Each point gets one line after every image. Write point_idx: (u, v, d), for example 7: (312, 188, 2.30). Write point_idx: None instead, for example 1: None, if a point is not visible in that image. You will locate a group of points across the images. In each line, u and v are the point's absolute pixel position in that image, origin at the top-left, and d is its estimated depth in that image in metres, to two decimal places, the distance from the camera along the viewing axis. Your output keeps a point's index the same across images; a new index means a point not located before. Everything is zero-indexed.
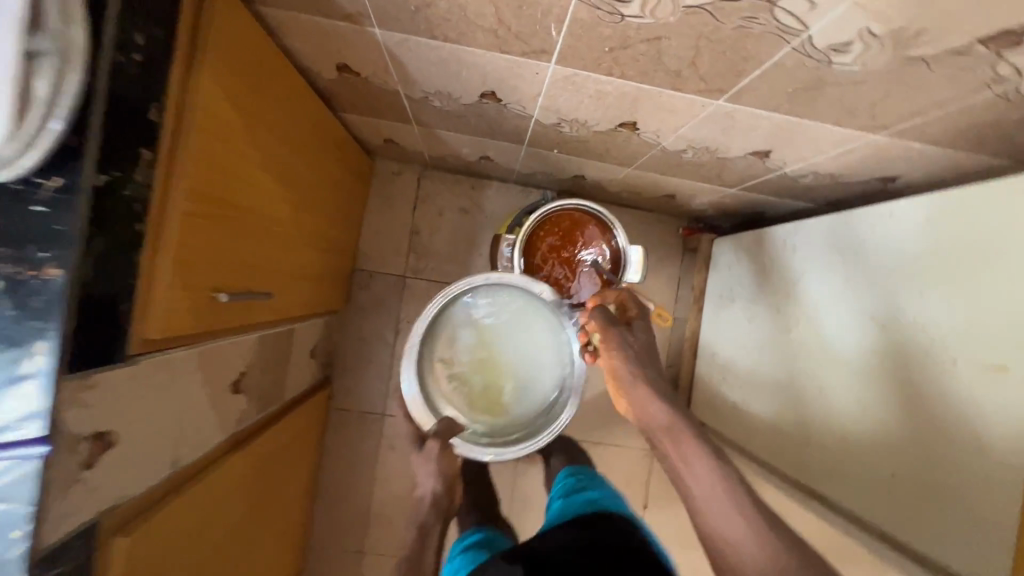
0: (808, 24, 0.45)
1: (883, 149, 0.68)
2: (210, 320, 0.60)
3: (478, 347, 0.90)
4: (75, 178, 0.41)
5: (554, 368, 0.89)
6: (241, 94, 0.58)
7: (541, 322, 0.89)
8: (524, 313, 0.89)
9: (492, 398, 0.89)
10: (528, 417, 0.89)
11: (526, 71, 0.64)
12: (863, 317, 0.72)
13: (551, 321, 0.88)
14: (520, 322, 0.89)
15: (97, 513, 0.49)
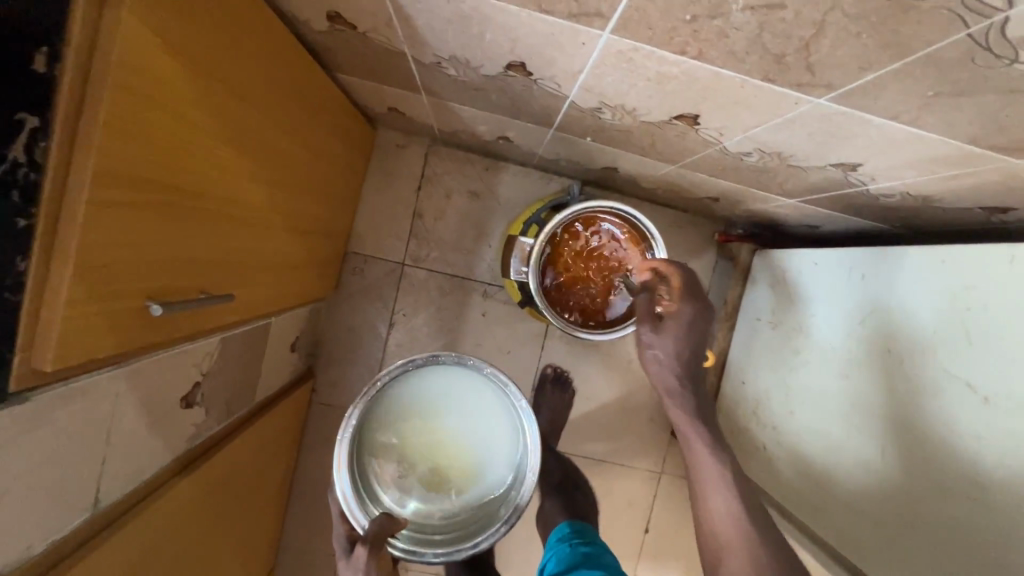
0: (1015, 2, 0.30)
1: (1016, 176, 0.53)
2: (144, 336, 0.48)
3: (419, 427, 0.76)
4: None
5: (504, 453, 0.78)
6: (188, 47, 0.43)
7: (493, 400, 0.78)
8: (475, 388, 0.78)
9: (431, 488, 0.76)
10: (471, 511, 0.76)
11: (568, 40, 0.49)
12: (961, 389, 0.59)
13: (504, 399, 0.78)
14: (471, 398, 0.78)
15: None
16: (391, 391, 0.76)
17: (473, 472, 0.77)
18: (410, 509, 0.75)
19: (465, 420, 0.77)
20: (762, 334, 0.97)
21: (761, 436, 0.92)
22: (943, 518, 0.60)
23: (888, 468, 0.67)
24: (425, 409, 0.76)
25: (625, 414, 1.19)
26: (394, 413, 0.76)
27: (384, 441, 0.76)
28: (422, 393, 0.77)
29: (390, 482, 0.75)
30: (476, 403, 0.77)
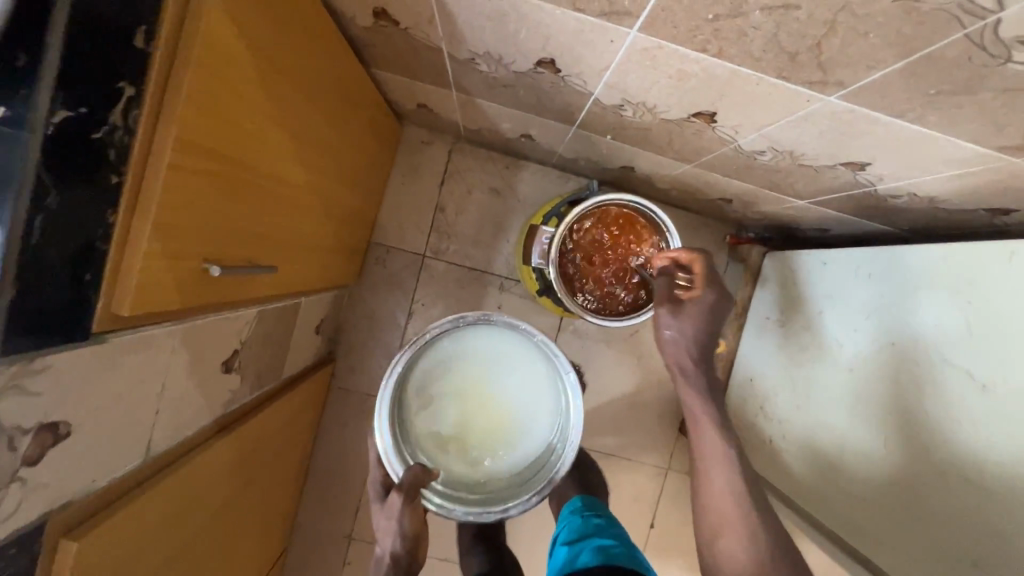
0: (1005, 4, 0.33)
1: (1016, 176, 0.56)
2: (201, 295, 0.52)
3: (466, 384, 0.80)
4: (23, 112, 0.33)
5: (544, 424, 0.81)
6: (256, 33, 0.48)
7: (539, 370, 0.81)
8: (524, 355, 0.81)
9: (469, 445, 0.79)
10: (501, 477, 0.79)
11: (598, 37, 0.53)
12: (962, 378, 0.62)
13: (550, 370, 0.81)
14: (518, 364, 0.81)
15: (43, 513, 0.41)
16: (439, 348, 0.80)
17: (508, 433, 0.80)
18: (444, 460, 0.78)
19: (510, 385, 0.80)
20: (771, 331, 1.00)
21: (770, 431, 0.94)
22: (945, 502, 0.63)
23: (887, 455, 0.70)
24: (474, 367, 0.80)
25: (634, 409, 1.21)
26: (438, 369, 0.80)
27: (426, 394, 0.79)
28: (475, 351, 0.80)
29: (428, 433, 0.78)
30: (523, 369, 0.81)
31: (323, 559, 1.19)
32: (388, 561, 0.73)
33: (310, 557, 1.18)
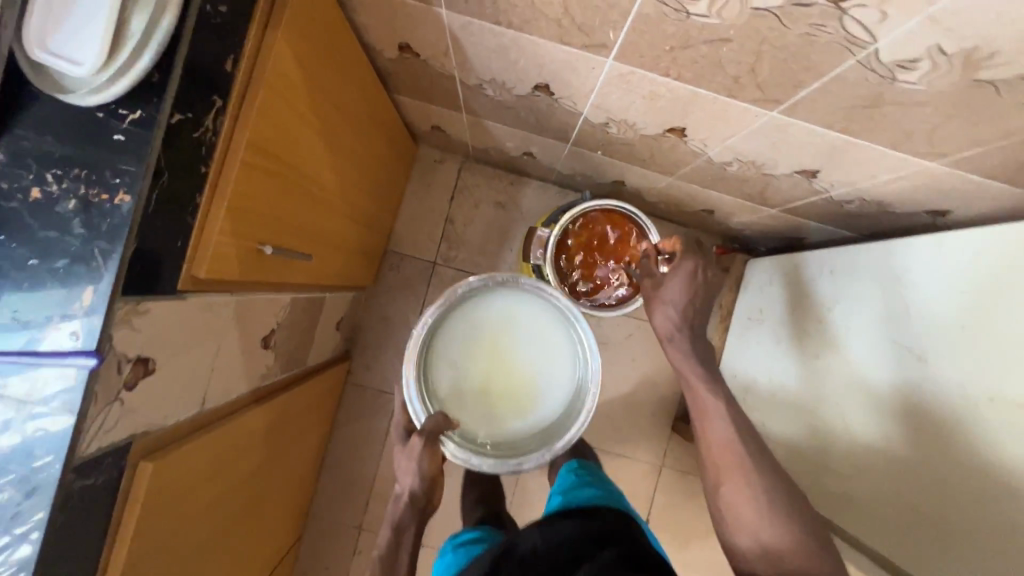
0: (877, 37, 0.44)
1: (938, 179, 0.66)
2: (252, 271, 0.62)
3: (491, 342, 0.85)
4: (153, 114, 0.44)
5: (563, 385, 0.86)
6: (307, 60, 0.60)
7: (559, 334, 0.86)
8: (546, 320, 0.86)
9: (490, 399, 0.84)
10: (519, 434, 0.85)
11: (583, 65, 0.65)
12: (896, 350, 0.69)
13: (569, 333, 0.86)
14: (541, 327, 0.86)
15: (131, 434, 0.51)
16: (471, 306, 0.85)
17: (527, 394, 0.85)
18: (463, 413, 0.83)
19: (531, 346, 0.86)
20: (755, 328, 1.09)
21: (756, 418, 1.02)
22: (887, 462, 0.69)
23: (845, 426, 0.77)
24: (500, 326, 0.85)
25: (629, 408, 1.29)
26: (467, 327, 0.85)
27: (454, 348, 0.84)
28: (501, 311, 0.85)
29: (451, 385, 0.84)
30: (545, 333, 0.86)
31: (335, 547, 1.26)
32: (406, 499, 0.77)
33: (323, 545, 1.25)
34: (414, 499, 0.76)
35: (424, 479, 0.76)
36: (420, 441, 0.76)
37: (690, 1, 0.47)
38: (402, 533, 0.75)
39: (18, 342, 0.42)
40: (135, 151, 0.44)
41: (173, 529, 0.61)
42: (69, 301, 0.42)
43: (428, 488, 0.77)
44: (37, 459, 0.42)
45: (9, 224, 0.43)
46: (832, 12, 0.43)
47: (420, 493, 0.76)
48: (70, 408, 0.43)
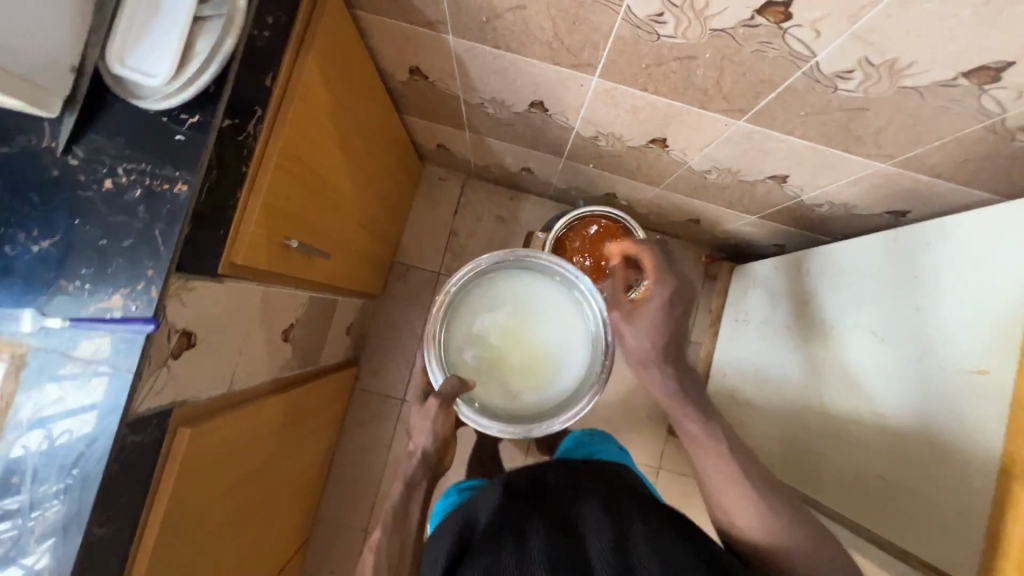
0: (815, 51, 0.53)
1: (891, 179, 0.74)
2: (279, 264, 0.69)
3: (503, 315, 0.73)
4: (208, 118, 0.52)
5: (575, 365, 0.72)
6: (331, 78, 0.69)
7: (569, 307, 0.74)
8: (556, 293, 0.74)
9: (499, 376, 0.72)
10: (528, 412, 0.71)
11: (573, 83, 0.74)
12: (867, 331, 0.76)
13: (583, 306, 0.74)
14: (554, 301, 0.74)
15: (173, 401, 0.57)
16: (491, 278, 0.75)
17: (540, 371, 0.72)
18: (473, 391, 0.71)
19: (544, 322, 0.73)
20: (743, 331, 1.15)
21: (744, 413, 1.06)
22: (854, 434, 0.74)
23: (820, 406, 0.82)
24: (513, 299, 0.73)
25: (625, 411, 1.35)
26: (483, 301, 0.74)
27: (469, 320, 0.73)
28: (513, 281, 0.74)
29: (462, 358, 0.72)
30: (558, 307, 0.73)
31: (341, 550, 1.28)
32: (417, 459, 0.68)
33: (329, 548, 1.28)
34: (427, 460, 0.68)
35: (440, 439, 0.69)
36: (437, 405, 0.67)
37: (659, 24, 0.56)
38: (412, 493, 0.66)
39: (88, 310, 0.49)
40: (192, 149, 0.52)
41: (202, 498, 0.66)
42: (133, 274, 0.50)
43: (442, 447, 0.69)
44: (100, 412, 0.49)
45: (84, 210, 0.50)
46: (776, 31, 0.52)
47: (435, 452, 0.69)
48: (129, 367, 0.49)
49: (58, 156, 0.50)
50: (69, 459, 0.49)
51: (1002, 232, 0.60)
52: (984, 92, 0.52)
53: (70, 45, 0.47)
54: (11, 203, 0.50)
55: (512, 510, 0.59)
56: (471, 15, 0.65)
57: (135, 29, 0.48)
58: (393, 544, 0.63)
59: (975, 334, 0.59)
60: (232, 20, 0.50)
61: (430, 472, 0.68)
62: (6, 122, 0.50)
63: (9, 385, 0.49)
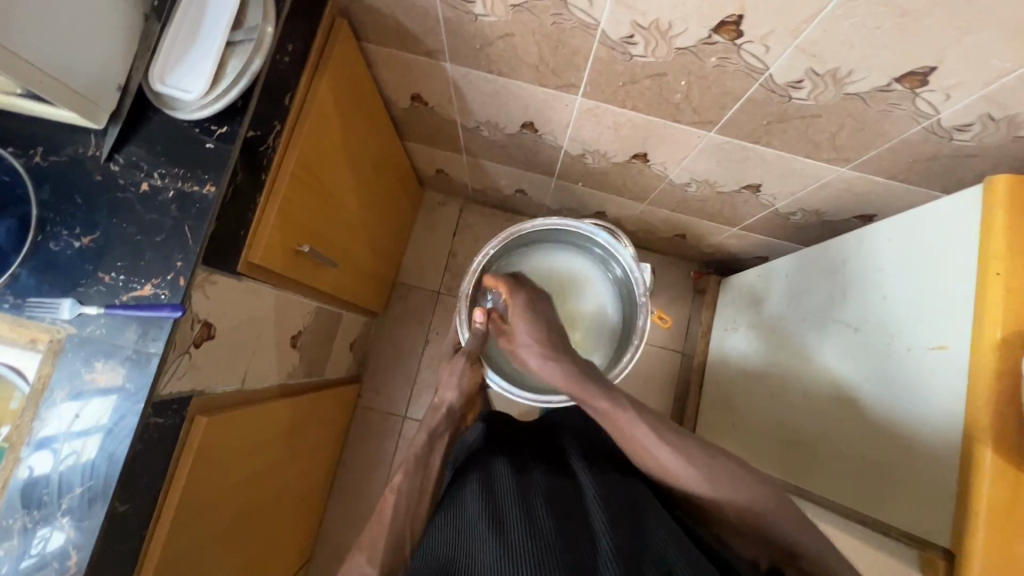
0: (768, 64, 0.61)
1: (853, 183, 0.81)
2: (292, 268, 0.75)
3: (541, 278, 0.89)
4: (234, 129, 0.59)
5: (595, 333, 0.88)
6: (341, 102, 0.77)
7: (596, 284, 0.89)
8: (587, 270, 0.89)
9: None
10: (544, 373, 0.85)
11: (558, 103, 0.82)
12: (845, 324, 0.81)
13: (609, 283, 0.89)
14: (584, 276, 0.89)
15: (192, 388, 0.62)
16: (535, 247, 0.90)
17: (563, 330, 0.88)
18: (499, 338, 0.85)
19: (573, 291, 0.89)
20: (729, 338, 1.20)
21: (730, 414, 1.09)
22: (835, 420, 0.77)
23: (803, 398, 0.86)
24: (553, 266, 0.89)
25: None
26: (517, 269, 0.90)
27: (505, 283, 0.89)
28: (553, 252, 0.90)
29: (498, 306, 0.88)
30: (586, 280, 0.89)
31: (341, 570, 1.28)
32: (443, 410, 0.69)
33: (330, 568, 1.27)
34: (450, 414, 0.69)
35: (462, 394, 0.72)
36: (464, 362, 0.74)
37: (631, 45, 0.64)
38: (435, 440, 0.64)
39: (122, 298, 0.55)
40: (219, 155, 0.58)
41: (214, 490, 0.69)
42: (164, 266, 0.55)
43: (463, 403, 0.72)
44: (128, 391, 0.53)
45: (122, 210, 0.56)
46: (731, 47, 0.60)
47: (458, 409, 0.71)
48: (156, 349, 0.54)
49: (101, 163, 0.57)
50: (98, 436, 0.53)
51: (949, 222, 0.66)
52: (917, 95, 0.59)
53: (119, 67, 0.54)
54: (58, 204, 0.56)
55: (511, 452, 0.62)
56: (466, 43, 0.73)
57: (176, 54, 0.56)
58: (414, 488, 0.58)
59: (937, 313, 0.64)
60: (260, 44, 0.57)
61: (452, 428, 0.68)
62: (57, 135, 0.57)
63: (47, 367, 0.54)
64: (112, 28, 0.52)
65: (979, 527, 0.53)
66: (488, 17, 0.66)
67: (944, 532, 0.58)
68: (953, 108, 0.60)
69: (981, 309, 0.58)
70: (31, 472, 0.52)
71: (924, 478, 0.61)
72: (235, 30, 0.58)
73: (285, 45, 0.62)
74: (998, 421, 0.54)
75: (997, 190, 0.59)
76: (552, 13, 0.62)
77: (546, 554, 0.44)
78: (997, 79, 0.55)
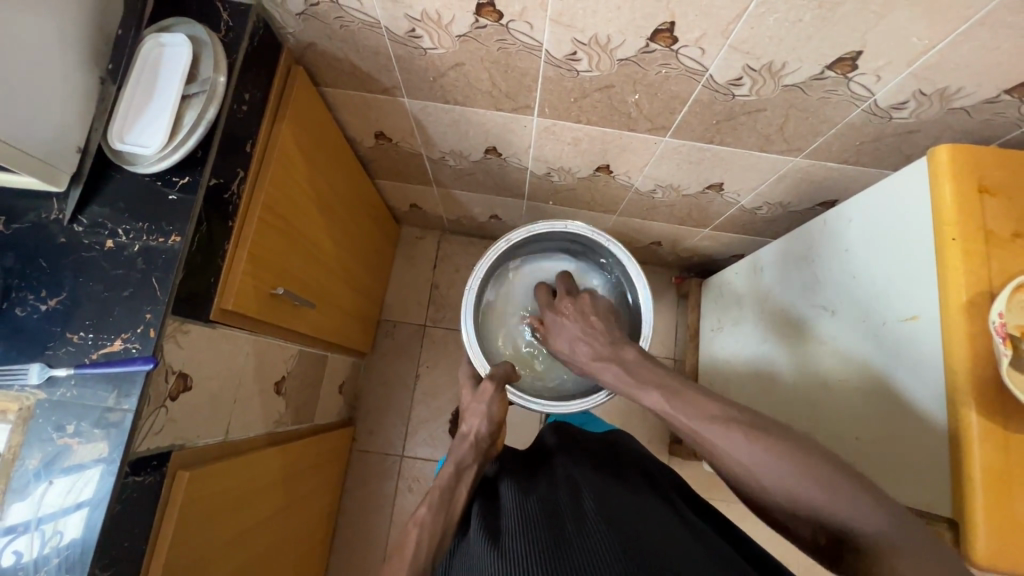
0: (706, 65, 0.63)
1: (809, 171, 0.83)
2: (269, 311, 0.75)
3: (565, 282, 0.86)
4: (197, 178, 0.59)
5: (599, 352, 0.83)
6: (305, 145, 0.78)
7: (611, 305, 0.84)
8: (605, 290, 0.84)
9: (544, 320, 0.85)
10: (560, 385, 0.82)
11: (517, 125, 0.84)
12: (826, 307, 0.81)
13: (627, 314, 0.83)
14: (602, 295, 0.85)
15: (170, 442, 0.60)
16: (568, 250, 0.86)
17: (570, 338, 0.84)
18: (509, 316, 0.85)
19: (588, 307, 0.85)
20: (717, 337, 1.20)
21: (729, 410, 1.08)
22: (829, 404, 0.77)
23: (798, 387, 0.85)
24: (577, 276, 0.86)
25: None
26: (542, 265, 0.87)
27: (523, 276, 0.86)
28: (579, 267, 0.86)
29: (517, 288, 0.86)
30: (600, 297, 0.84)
31: None
32: (472, 440, 0.63)
33: None
34: (480, 443, 0.63)
35: (494, 424, 0.66)
36: (495, 386, 0.69)
37: (576, 61, 0.66)
38: (463, 472, 0.60)
39: (92, 356, 0.54)
40: (183, 204, 0.59)
41: (204, 546, 0.67)
42: (134, 321, 0.55)
43: (494, 433, 0.65)
44: (102, 450, 0.52)
45: (87, 268, 0.57)
46: (670, 53, 0.63)
47: (489, 437, 0.65)
48: (129, 406, 0.53)
49: (64, 226, 0.58)
50: (74, 501, 0.51)
51: (900, 193, 0.68)
52: (850, 80, 0.63)
53: (77, 131, 0.55)
54: (23, 272, 0.56)
55: (507, 474, 0.61)
56: (420, 77, 0.75)
57: (134, 114, 0.58)
58: (438, 521, 0.54)
59: (908, 283, 0.65)
60: (214, 93, 0.59)
61: (482, 458, 0.63)
62: (19, 203, 0.58)
63: (18, 437, 0.53)
64: (70, 94, 0.54)
65: (977, 494, 0.53)
66: (436, 50, 0.69)
67: (944, 504, 0.57)
68: (887, 88, 0.63)
69: (944, 280, 0.59)
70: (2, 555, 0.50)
71: (916, 447, 0.61)
72: (190, 82, 0.59)
73: (242, 95, 0.64)
74: (978, 385, 0.55)
75: (938, 160, 0.62)
76: (497, 39, 0.65)
77: (542, 558, 0.43)
78: (920, 57, 0.58)
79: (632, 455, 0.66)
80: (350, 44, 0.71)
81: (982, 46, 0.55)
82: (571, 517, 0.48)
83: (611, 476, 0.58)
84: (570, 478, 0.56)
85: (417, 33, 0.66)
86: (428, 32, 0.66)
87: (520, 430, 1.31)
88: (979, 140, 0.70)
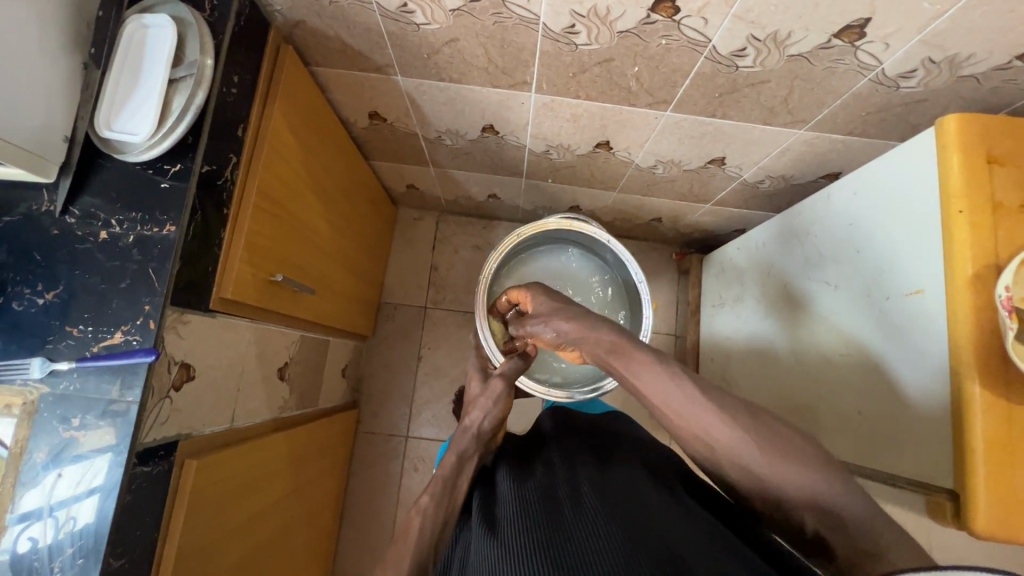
0: (709, 36, 0.61)
1: (813, 144, 0.82)
2: (270, 299, 0.75)
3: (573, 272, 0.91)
4: (190, 166, 0.58)
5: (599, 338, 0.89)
6: (299, 129, 0.77)
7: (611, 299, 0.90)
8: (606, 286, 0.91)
9: None
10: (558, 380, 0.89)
11: (514, 102, 0.82)
12: (827, 282, 0.81)
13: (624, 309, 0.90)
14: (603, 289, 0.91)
15: (176, 433, 0.61)
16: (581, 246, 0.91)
17: None
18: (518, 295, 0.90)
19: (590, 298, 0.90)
20: (717, 314, 1.20)
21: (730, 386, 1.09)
22: (830, 379, 0.78)
23: (799, 361, 0.86)
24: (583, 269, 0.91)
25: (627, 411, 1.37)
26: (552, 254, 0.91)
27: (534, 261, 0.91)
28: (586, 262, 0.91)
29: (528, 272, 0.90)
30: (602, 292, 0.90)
31: None
32: (473, 433, 0.64)
33: None
34: (482, 435, 0.64)
35: (498, 419, 0.67)
36: (502, 383, 0.70)
37: (574, 34, 0.64)
38: (466, 462, 0.60)
39: (93, 349, 0.54)
40: (177, 194, 0.57)
41: (216, 531, 0.68)
42: (132, 313, 0.55)
43: (497, 427, 0.67)
44: (109, 442, 0.52)
45: (82, 260, 0.56)
46: (672, 24, 0.60)
47: (490, 430, 0.66)
48: (133, 397, 0.53)
49: (57, 217, 0.57)
50: (84, 491, 0.52)
51: (907, 165, 0.67)
52: (858, 48, 0.61)
53: (63, 118, 0.54)
54: (18, 264, 0.56)
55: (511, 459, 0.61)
56: (413, 54, 0.73)
57: (120, 100, 0.56)
58: (441, 509, 0.54)
59: (913, 256, 0.65)
60: (201, 77, 0.57)
61: (483, 449, 0.63)
62: (8, 195, 0.57)
63: (23, 430, 0.53)
64: (53, 80, 0.52)
65: (979, 465, 0.54)
66: (430, 25, 0.67)
67: (947, 475, 0.58)
68: (894, 57, 0.61)
69: (950, 252, 0.58)
70: (17, 547, 0.51)
71: (920, 421, 0.61)
72: (176, 65, 0.57)
73: (230, 76, 0.62)
74: (982, 357, 0.55)
75: (947, 130, 0.60)
76: (492, 13, 0.63)
77: (548, 540, 0.44)
78: (930, 23, 0.56)
79: (635, 437, 0.67)
80: (340, 21, 0.68)
81: (995, 10, 0.53)
82: (576, 500, 0.49)
83: (613, 460, 0.58)
84: (574, 461, 0.57)
85: (409, 9, 0.64)
86: (421, 6, 0.63)
87: (523, 408, 1.33)
88: (989, 108, 0.69)
